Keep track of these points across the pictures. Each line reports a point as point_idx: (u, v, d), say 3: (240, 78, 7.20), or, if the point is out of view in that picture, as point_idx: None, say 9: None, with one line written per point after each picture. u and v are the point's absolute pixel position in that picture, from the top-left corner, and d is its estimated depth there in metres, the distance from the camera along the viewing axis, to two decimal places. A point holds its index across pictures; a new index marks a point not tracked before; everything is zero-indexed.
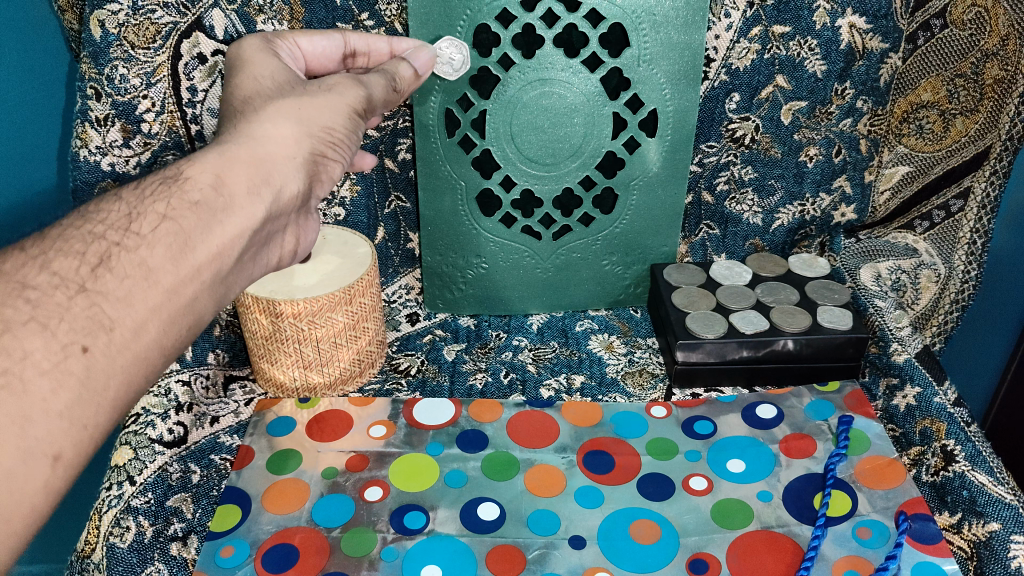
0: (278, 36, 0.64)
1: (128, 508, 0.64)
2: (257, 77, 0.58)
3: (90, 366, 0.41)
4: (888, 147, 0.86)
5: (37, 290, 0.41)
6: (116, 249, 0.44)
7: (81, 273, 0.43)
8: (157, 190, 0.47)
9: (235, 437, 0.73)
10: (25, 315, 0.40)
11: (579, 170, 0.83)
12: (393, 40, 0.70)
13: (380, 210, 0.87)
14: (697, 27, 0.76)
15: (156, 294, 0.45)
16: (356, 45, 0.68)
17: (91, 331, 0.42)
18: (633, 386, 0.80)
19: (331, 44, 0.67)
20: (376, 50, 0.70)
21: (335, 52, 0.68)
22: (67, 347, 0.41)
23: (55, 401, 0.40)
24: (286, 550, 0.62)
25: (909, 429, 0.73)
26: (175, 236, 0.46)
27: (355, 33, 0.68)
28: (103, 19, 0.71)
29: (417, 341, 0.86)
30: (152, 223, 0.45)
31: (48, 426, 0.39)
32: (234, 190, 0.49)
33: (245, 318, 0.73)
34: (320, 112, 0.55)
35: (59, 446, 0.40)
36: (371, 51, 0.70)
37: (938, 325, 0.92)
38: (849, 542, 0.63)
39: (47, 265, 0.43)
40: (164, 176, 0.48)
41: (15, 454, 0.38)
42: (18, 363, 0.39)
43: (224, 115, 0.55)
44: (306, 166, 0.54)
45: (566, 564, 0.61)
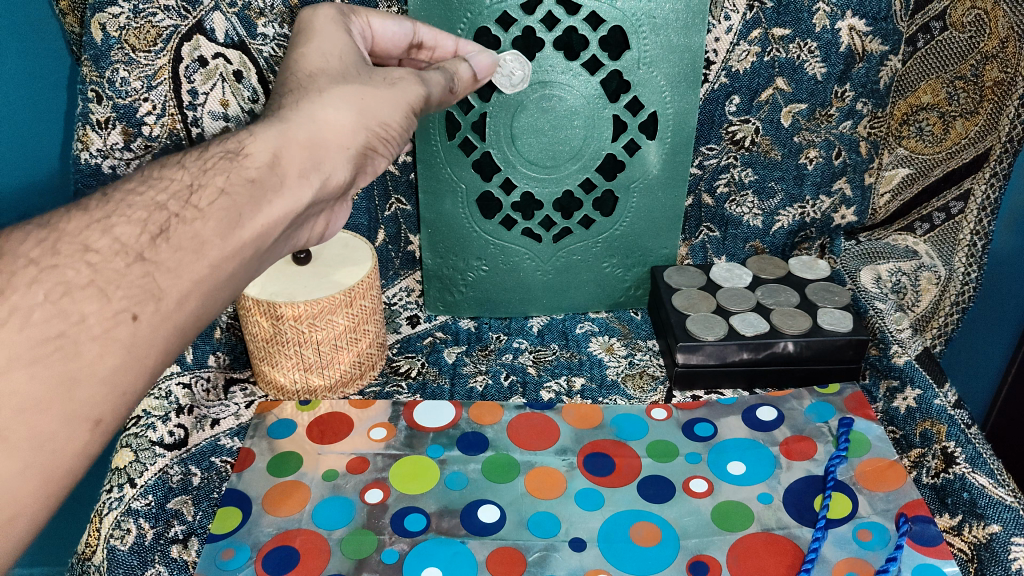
0: (353, 12, 0.63)
1: (128, 510, 0.64)
2: (324, 52, 0.56)
3: (136, 334, 0.41)
4: (888, 149, 0.86)
5: (98, 254, 0.41)
6: (174, 220, 0.43)
7: (141, 242, 0.42)
8: (219, 164, 0.47)
9: (235, 440, 0.72)
10: (85, 278, 0.40)
11: (579, 173, 0.83)
12: (460, 41, 0.70)
13: (381, 212, 0.87)
14: (697, 29, 0.76)
15: (202, 267, 0.43)
16: (424, 37, 0.68)
17: (139, 299, 0.41)
18: (633, 389, 0.80)
19: (401, 32, 0.66)
20: (442, 46, 0.69)
21: (404, 39, 0.67)
22: (116, 314, 0.40)
23: (100, 366, 0.39)
24: (286, 553, 0.62)
25: (909, 432, 0.73)
26: (228, 212, 0.45)
27: (426, 26, 0.67)
28: (104, 22, 0.71)
29: (418, 343, 0.87)
30: (210, 197, 0.45)
31: (92, 390, 0.39)
32: (288, 170, 0.48)
33: (246, 321, 0.73)
34: (381, 104, 0.54)
35: (100, 412, 0.40)
36: (436, 46, 0.69)
37: (938, 327, 0.91)
38: (850, 545, 0.63)
39: (109, 230, 0.42)
40: (227, 151, 0.48)
41: (59, 415, 0.38)
42: (73, 327, 0.39)
43: (284, 85, 0.54)
44: (357, 158, 0.53)
45: (566, 567, 0.61)
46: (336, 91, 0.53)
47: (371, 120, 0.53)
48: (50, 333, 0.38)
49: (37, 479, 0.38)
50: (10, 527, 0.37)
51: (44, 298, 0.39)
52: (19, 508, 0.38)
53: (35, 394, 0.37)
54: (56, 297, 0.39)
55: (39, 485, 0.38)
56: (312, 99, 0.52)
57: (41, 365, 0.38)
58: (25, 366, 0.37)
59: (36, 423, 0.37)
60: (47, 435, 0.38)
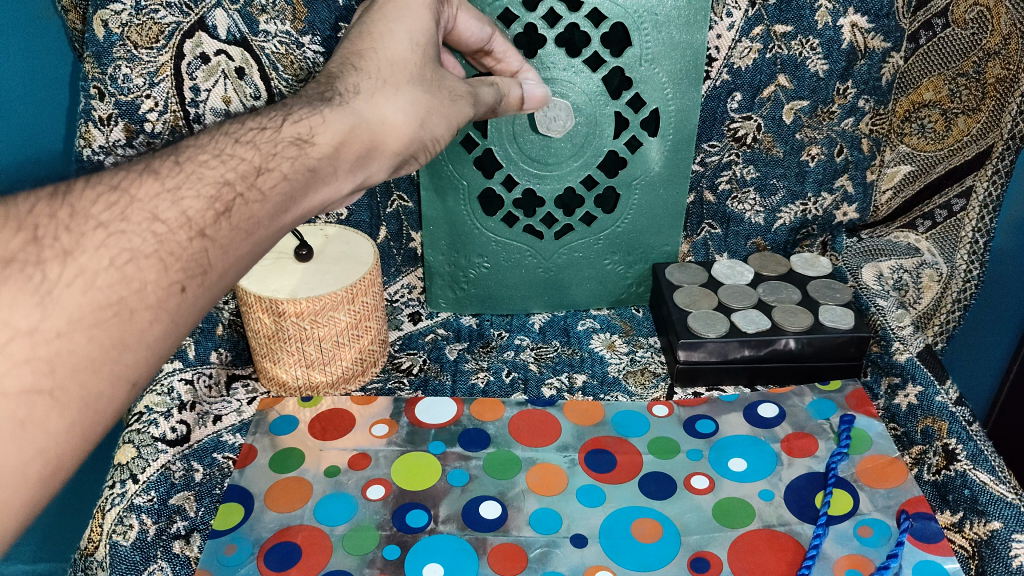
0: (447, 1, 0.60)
1: (130, 506, 0.64)
2: (415, 39, 0.54)
3: (183, 304, 0.40)
4: (890, 147, 0.86)
5: (166, 224, 0.40)
6: (238, 200, 0.43)
7: (205, 217, 0.41)
8: (287, 150, 0.46)
9: (237, 436, 0.73)
10: (151, 247, 0.39)
11: (581, 170, 0.83)
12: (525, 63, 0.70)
13: (382, 210, 0.86)
14: (698, 26, 0.76)
15: (247, 245, 0.44)
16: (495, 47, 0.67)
17: (192, 271, 0.40)
18: (635, 385, 0.80)
19: (481, 34, 0.65)
20: (507, 60, 0.69)
21: (478, 41, 0.65)
22: (171, 285, 0.39)
23: (150, 333, 0.39)
24: (288, 549, 0.62)
25: (910, 429, 0.73)
26: (286, 198, 0.45)
27: (502, 39, 0.67)
28: (106, 19, 0.71)
29: (420, 340, 0.87)
30: (273, 181, 0.44)
31: (139, 353, 0.38)
32: (343, 162, 0.48)
33: (248, 318, 0.73)
34: (441, 121, 0.54)
35: (137, 374, 0.39)
36: (501, 60, 0.69)
37: (939, 324, 0.92)
38: (851, 542, 0.63)
39: (177, 202, 0.41)
40: (297, 136, 0.46)
41: (108, 376, 0.37)
42: (133, 293, 0.38)
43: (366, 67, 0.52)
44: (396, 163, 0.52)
45: (568, 563, 0.61)
46: (413, 95, 0.52)
47: (428, 134, 0.53)
48: (111, 299, 0.37)
49: (77, 436, 0.37)
50: (51, 481, 0.36)
51: (109, 263, 0.37)
52: (58, 464, 0.36)
53: (90, 353, 0.36)
54: (121, 263, 0.38)
55: (76, 445, 0.37)
56: (388, 97, 0.51)
57: (100, 328, 0.37)
58: (86, 329, 0.36)
59: (87, 382, 0.36)
60: (93, 395, 0.37)
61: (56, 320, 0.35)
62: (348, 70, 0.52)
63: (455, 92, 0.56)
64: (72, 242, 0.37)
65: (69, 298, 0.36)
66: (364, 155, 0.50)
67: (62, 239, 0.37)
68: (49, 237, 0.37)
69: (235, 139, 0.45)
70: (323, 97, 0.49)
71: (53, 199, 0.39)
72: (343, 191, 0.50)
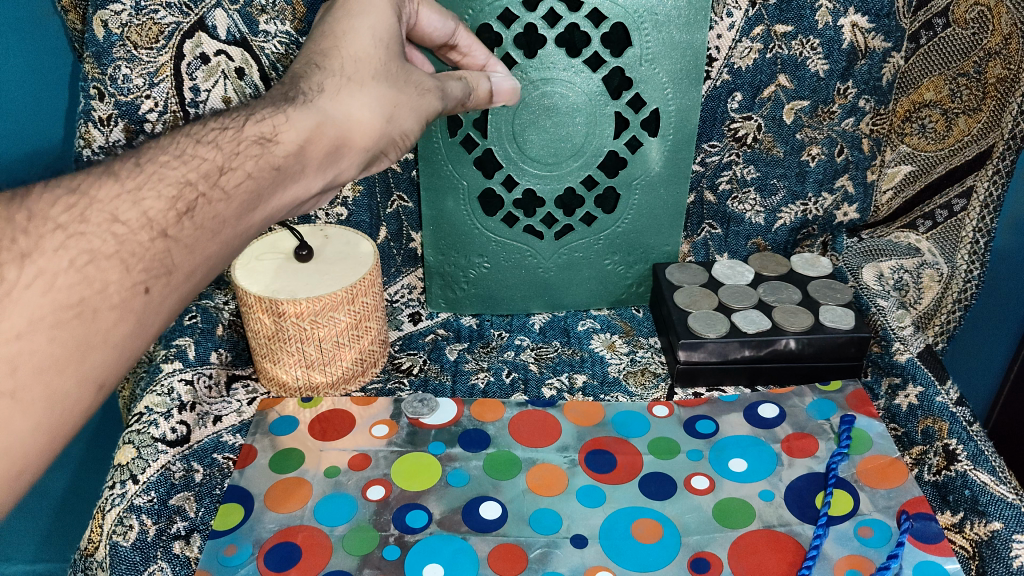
0: None
1: (130, 506, 0.64)
2: (376, 35, 0.53)
3: (149, 305, 0.40)
4: (890, 146, 0.86)
5: (127, 225, 0.40)
6: (202, 199, 0.43)
7: (168, 217, 0.41)
8: (251, 149, 0.46)
9: (237, 436, 0.73)
10: (112, 248, 0.39)
11: (581, 170, 0.83)
12: (491, 57, 0.69)
13: (382, 210, 0.86)
14: (698, 26, 0.76)
15: (214, 245, 0.44)
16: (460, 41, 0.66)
17: (156, 272, 0.40)
18: (635, 385, 0.80)
19: (444, 29, 0.64)
20: (473, 54, 0.68)
21: (443, 37, 0.64)
22: (134, 286, 0.39)
23: (115, 333, 0.39)
24: (288, 549, 0.62)
25: (911, 429, 0.73)
26: (251, 196, 0.45)
27: (468, 34, 0.66)
28: (106, 19, 0.72)
29: (420, 340, 0.87)
30: (238, 180, 0.45)
31: (105, 354, 0.38)
32: (310, 160, 0.49)
33: (248, 318, 0.73)
34: (408, 114, 0.54)
35: (105, 376, 0.39)
36: (467, 53, 0.68)
37: (940, 324, 0.92)
38: (851, 542, 0.63)
39: (139, 202, 0.41)
40: (260, 135, 0.46)
41: (73, 377, 0.37)
42: (96, 294, 0.38)
43: (329, 65, 0.51)
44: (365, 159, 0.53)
45: (568, 564, 0.61)
46: (379, 91, 0.52)
47: (395, 128, 0.53)
48: (73, 299, 0.37)
49: (44, 436, 0.36)
50: (16, 482, 0.36)
51: (69, 264, 0.37)
52: (26, 463, 0.36)
53: (54, 355, 0.36)
54: (81, 264, 0.37)
55: (43, 446, 0.37)
56: (353, 93, 0.51)
57: (62, 330, 0.36)
58: (47, 330, 0.36)
59: (51, 382, 0.36)
60: (59, 396, 0.37)
61: (16, 322, 0.35)
62: (312, 68, 0.51)
63: (422, 86, 0.56)
64: (30, 245, 0.37)
65: (29, 299, 0.36)
66: (334, 150, 0.50)
67: (19, 242, 0.37)
68: (6, 240, 0.36)
69: (197, 139, 0.45)
70: (285, 96, 0.49)
71: (9, 203, 0.38)
72: (313, 189, 0.50)
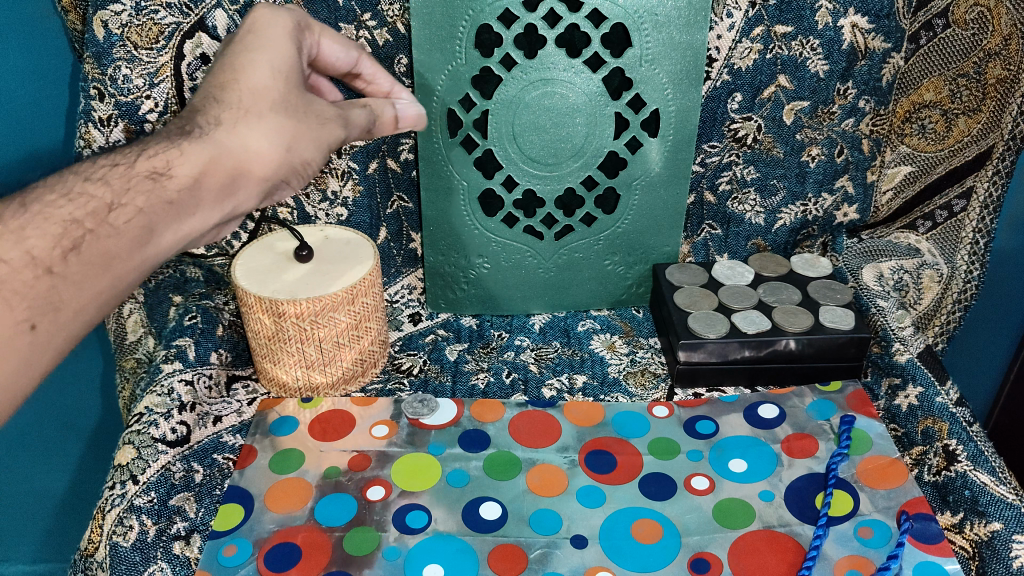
0: (309, 26, 0.58)
1: (131, 507, 0.64)
2: (274, 67, 0.52)
3: (34, 342, 0.43)
4: (890, 147, 0.86)
5: (7, 265, 0.43)
6: (88, 236, 0.45)
7: (52, 255, 0.44)
8: (141, 184, 0.48)
9: (237, 437, 0.73)
10: None
11: (581, 171, 0.83)
12: (397, 86, 0.68)
13: (382, 210, 0.86)
14: (698, 27, 0.76)
15: (107, 280, 0.46)
16: (365, 70, 0.65)
17: (41, 309, 0.43)
18: (636, 386, 0.80)
19: (347, 59, 0.63)
20: (378, 83, 0.67)
21: (346, 66, 0.64)
22: (17, 324, 0.43)
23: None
24: (288, 550, 0.62)
25: (911, 429, 0.72)
26: (145, 229, 0.47)
27: (370, 62, 0.65)
28: (106, 20, 0.72)
29: (420, 340, 0.86)
30: (128, 215, 0.47)
31: None
32: (205, 195, 0.50)
33: (248, 318, 0.73)
34: (310, 144, 0.54)
35: None
36: (371, 82, 0.67)
37: (940, 324, 0.92)
38: (851, 542, 0.63)
39: (22, 242, 0.44)
40: (152, 170, 0.48)
41: None
42: None
43: (225, 99, 0.51)
44: (266, 191, 0.53)
45: (568, 564, 0.61)
46: (277, 122, 0.51)
47: (297, 158, 0.53)
48: None
49: None
50: None
51: None
52: None
53: None
54: None
55: None
56: (251, 125, 0.51)
57: None
58: None
59: None
60: None
61: None
62: (208, 102, 0.51)
63: (323, 116, 0.55)
64: None
65: None
66: (230, 183, 0.51)
67: None
68: None
69: (86, 177, 0.48)
70: (181, 130, 0.50)
71: None
72: (211, 222, 0.51)
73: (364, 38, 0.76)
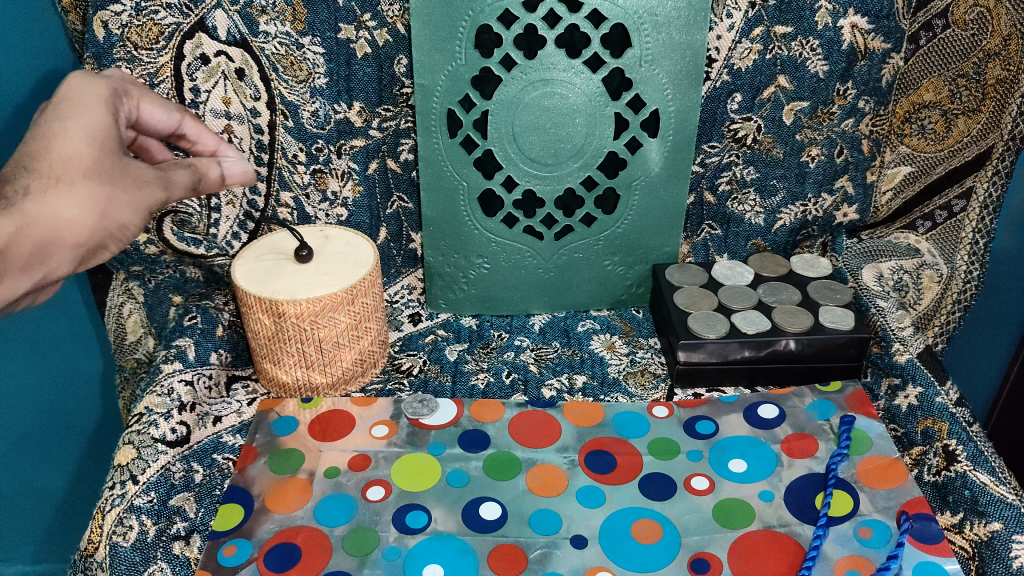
0: (128, 90, 0.62)
1: (130, 507, 0.64)
2: (88, 134, 0.53)
3: None
4: (890, 147, 0.86)
5: None
6: None
7: None
8: None
9: (237, 437, 0.73)
10: None
11: (581, 171, 0.83)
12: (224, 145, 0.70)
13: (382, 211, 0.86)
14: (698, 27, 0.76)
15: None
16: (189, 130, 0.67)
17: None
18: (636, 386, 0.80)
19: (167, 120, 0.65)
20: (203, 145, 0.69)
21: (168, 127, 0.66)
22: None
23: None
24: (288, 550, 0.62)
25: (910, 430, 0.72)
26: None
27: (194, 123, 0.67)
28: (106, 20, 0.71)
29: (420, 341, 0.86)
30: None
31: None
32: (11, 263, 0.50)
33: (248, 319, 0.73)
34: (125, 208, 0.55)
35: None
36: (196, 142, 0.68)
37: (940, 325, 0.92)
38: (851, 542, 0.63)
39: None
40: None
41: None
42: None
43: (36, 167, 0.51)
44: (83, 256, 0.54)
45: (568, 564, 0.61)
46: (90, 190, 0.52)
47: (111, 223, 0.54)
48: None
49: None
50: None
51: None
52: None
53: None
54: None
55: None
56: (63, 194, 0.51)
57: None
58: None
59: None
60: None
61: None
62: (18, 171, 0.51)
63: (141, 179, 0.56)
64: None
65: None
66: (40, 251, 0.51)
67: None
68: None
69: None
70: None
71: None
72: (20, 289, 0.51)
73: (364, 39, 0.76)
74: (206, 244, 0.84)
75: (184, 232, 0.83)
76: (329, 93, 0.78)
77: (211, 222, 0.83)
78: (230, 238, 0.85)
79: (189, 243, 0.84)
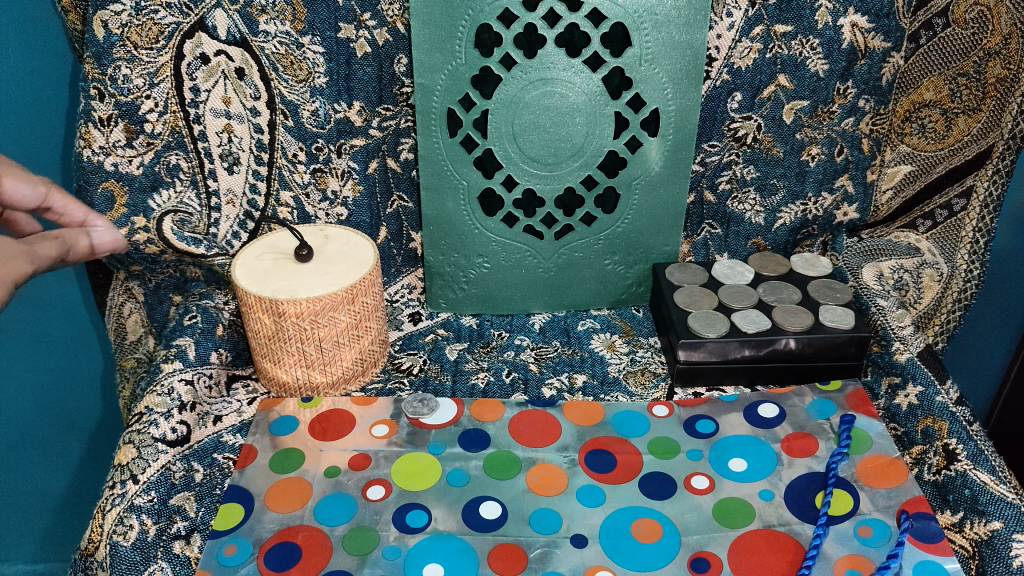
0: None
1: (131, 506, 0.64)
2: None
3: None
4: (891, 146, 0.86)
5: None
6: None
7: None
8: None
9: (237, 436, 0.73)
10: None
11: (581, 170, 0.83)
12: (93, 214, 0.67)
13: (382, 210, 0.86)
14: (698, 27, 0.76)
15: None
16: (55, 203, 0.65)
17: None
18: (635, 385, 0.80)
19: (32, 195, 0.63)
20: (72, 214, 0.66)
21: (32, 202, 0.63)
22: None
23: None
24: (288, 549, 0.62)
25: (911, 429, 0.72)
26: None
27: (60, 194, 0.65)
28: (106, 19, 0.71)
29: (420, 340, 0.86)
30: None
31: None
32: None
33: (248, 318, 0.73)
34: None
35: None
36: (63, 214, 0.66)
37: (940, 324, 0.92)
38: (851, 542, 0.63)
39: None
40: None
41: None
42: None
43: None
44: None
45: (568, 563, 0.61)
46: None
47: None
48: None
49: None
50: None
51: None
52: None
53: None
54: None
55: None
56: None
57: None
58: None
59: None
60: None
61: None
62: None
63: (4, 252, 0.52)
64: None
65: None
66: None
67: None
68: None
69: None
70: None
71: None
72: None
73: (364, 38, 0.76)
74: (206, 244, 0.83)
75: (184, 231, 0.82)
76: (329, 92, 0.78)
77: (211, 221, 0.83)
78: (230, 237, 0.84)
79: (189, 243, 0.83)
